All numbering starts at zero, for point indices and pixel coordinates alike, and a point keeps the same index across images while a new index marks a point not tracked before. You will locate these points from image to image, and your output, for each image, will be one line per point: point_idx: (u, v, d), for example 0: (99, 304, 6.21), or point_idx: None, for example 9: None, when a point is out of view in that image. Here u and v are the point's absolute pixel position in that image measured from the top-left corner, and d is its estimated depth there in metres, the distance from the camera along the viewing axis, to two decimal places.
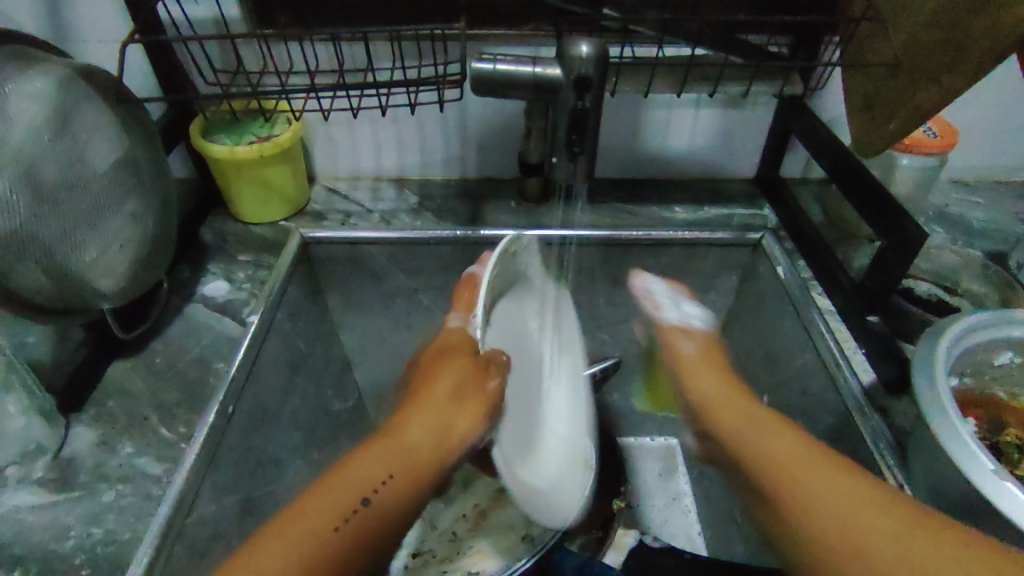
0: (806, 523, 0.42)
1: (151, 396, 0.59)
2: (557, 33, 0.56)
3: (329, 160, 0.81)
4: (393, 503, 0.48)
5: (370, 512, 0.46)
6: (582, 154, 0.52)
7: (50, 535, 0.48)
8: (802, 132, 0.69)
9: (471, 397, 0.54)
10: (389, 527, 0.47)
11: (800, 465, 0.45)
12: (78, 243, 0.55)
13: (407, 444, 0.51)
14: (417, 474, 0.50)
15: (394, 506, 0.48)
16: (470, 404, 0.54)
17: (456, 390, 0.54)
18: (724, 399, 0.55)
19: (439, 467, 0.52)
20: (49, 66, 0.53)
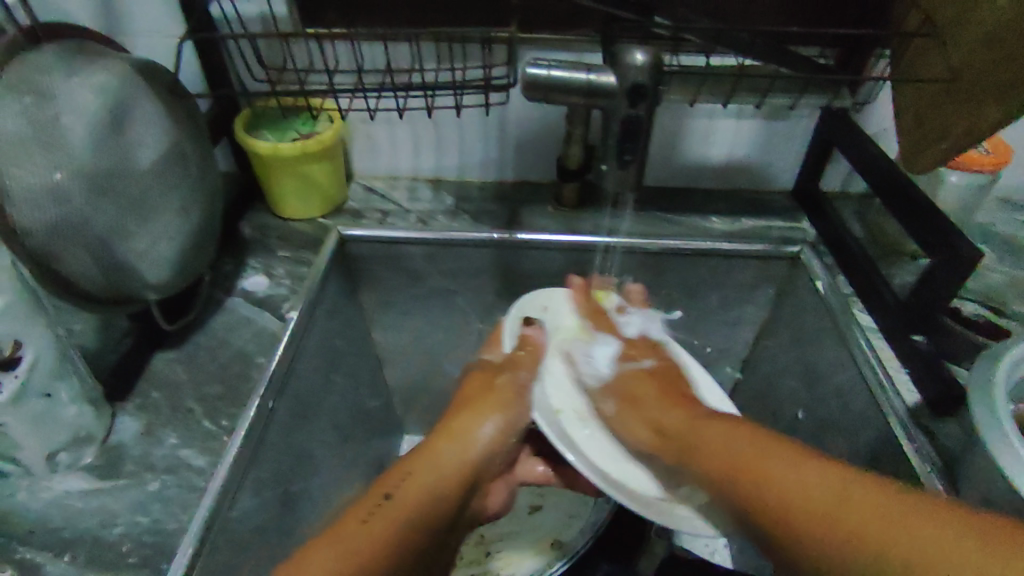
0: (771, 497, 0.39)
1: (193, 387, 0.60)
2: (608, 41, 0.56)
3: (368, 158, 0.82)
4: (417, 495, 0.47)
5: (398, 499, 0.46)
6: (634, 162, 0.53)
7: (98, 521, 0.49)
8: (846, 146, 0.69)
9: (482, 398, 0.55)
10: (422, 515, 0.46)
11: (771, 450, 0.42)
12: (131, 235, 0.55)
13: (431, 456, 0.50)
14: (441, 468, 0.49)
15: (421, 500, 0.46)
16: (487, 401, 0.55)
17: (476, 394, 0.56)
18: (622, 396, 0.53)
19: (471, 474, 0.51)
20: (110, 61, 0.54)
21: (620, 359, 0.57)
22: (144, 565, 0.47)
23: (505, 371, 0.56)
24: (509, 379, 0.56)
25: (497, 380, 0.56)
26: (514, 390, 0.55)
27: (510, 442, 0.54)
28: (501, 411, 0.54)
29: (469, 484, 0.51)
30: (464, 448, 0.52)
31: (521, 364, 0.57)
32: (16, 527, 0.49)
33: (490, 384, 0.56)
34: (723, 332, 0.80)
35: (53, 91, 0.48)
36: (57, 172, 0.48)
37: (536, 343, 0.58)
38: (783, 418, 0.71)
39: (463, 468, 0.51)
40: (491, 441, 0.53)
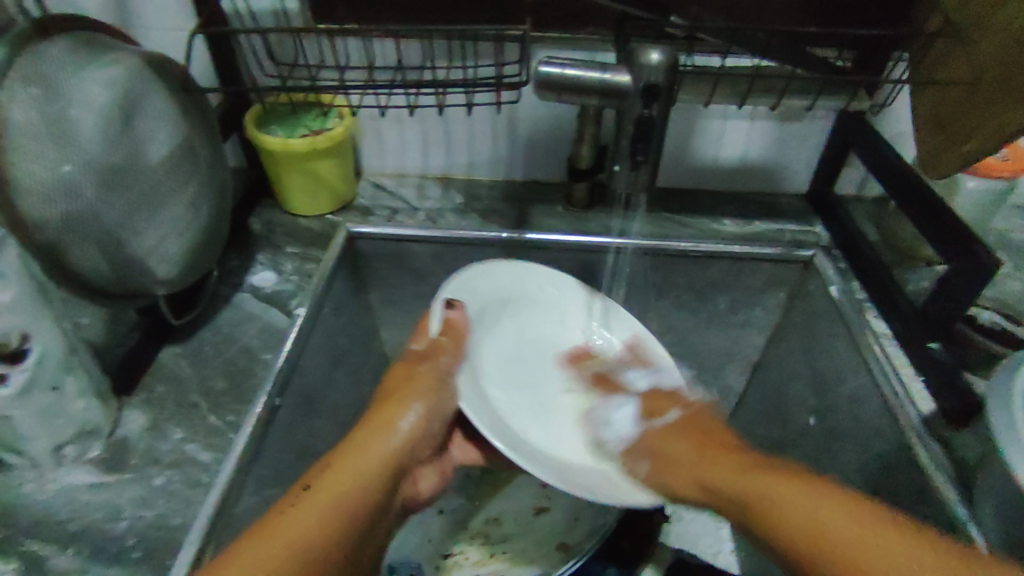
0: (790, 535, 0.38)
1: (200, 382, 0.60)
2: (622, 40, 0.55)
3: (377, 155, 0.82)
4: (341, 489, 0.44)
5: (320, 496, 0.43)
6: (645, 163, 0.53)
7: (103, 515, 0.49)
8: (863, 149, 0.67)
9: (398, 391, 0.52)
10: (348, 506, 0.43)
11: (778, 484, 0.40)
12: (141, 229, 0.55)
13: (343, 456, 0.46)
14: (361, 463, 0.46)
15: (345, 495, 0.43)
16: (402, 393, 0.52)
17: (395, 385, 0.53)
18: (658, 457, 0.51)
19: (385, 465, 0.47)
20: (122, 54, 0.54)
21: (641, 416, 0.57)
22: (148, 561, 0.46)
23: (425, 360, 0.54)
24: (433, 368, 0.54)
25: (419, 368, 0.54)
26: (433, 380, 0.53)
27: (432, 429, 0.52)
28: (426, 405, 0.51)
29: (392, 479, 0.47)
30: (382, 439, 0.49)
31: (446, 352, 0.55)
32: (22, 519, 0.49)
33: (410, 373, 0.54)
34: (733, 336, 0.79)
35: (65, 82, 0.48)
36: (67, 165, 0.48)
37: (459, 327, 0.56)
38: (793, 425, 0.70)
39: (383, 462, 0.47)
40: (413, 432, 0.50)
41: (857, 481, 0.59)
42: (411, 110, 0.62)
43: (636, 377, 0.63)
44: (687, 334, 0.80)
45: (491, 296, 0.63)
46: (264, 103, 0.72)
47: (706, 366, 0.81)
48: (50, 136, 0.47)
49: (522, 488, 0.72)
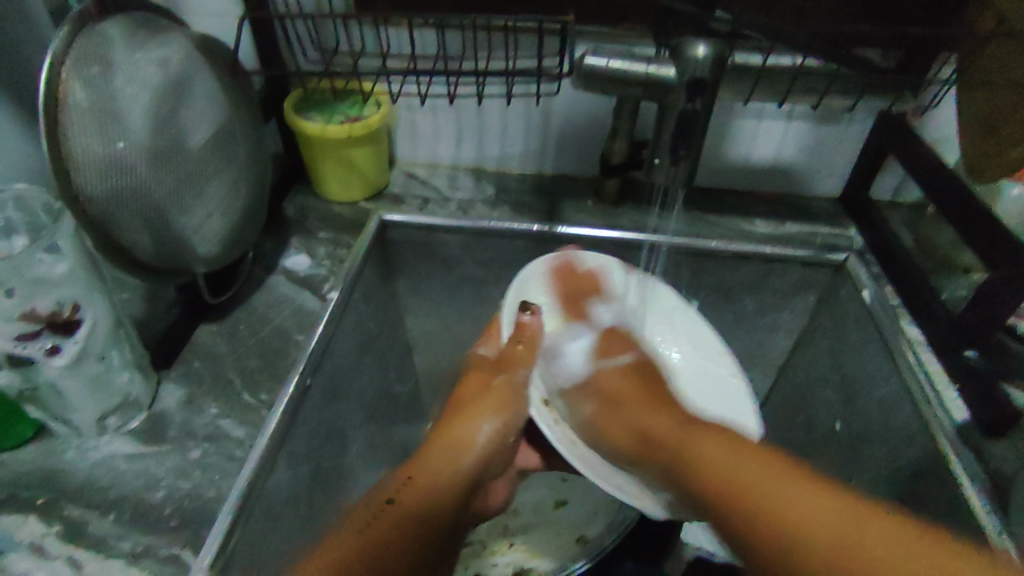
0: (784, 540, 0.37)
1: (234, 360, 0.61)
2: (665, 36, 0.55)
3: (410, 145, 0.82)
4: (417, 506, 0.47)
5: (401, 509, 0.46)
6: (686, 157, 0.54)
7: (140, 484, 0.50)
8: (900, 151, 0.67)
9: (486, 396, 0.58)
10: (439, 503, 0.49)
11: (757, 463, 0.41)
12: (187, 207, 0.57)
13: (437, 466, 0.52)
14: (441, 483, 0.50)
15: (420, 510, 0.47)
16: (484, 402, 0.57)
17: (476, 392, 0.58)
18: (686, 453, 0.45)
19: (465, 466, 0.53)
20: (173, 36, 0.55)
21: (596, 353, 0.63)
22: (183, 530, 0.47)
23: (501, 368, 0.59)
24: (506, 378, 0.59)
25: (493, 381, 0.59)
26: (507, 391, 0.58)
27: (505, 442, 0.57)
28: (499, 412, 0.57)
29: (470, 489, 0.53)
30: (457, 454, 0.54)
31: (514, 361, 0.59)
32: (64, 483, 0.50)
33: (486, 383, 0.59)
34: (760, 338, 0.78)
35: (121, 63, 0.49)
36: (120, 143, 0.49)
37: (532, 331, 0.60)
38: (819, 429, 0.69)
39: (459, 481, 0.52)
40: (491, 442, 0.56)
41: (885, 487, 0.58)
42: (450, 99, 0.63)
43: (602, 311, 0.66)
44: (714, 334, 0.80)
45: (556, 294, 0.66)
46: (303, 89, 0.73)
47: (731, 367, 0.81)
48: (104, 113, 0.48)
49: (545, 483, 0.72)
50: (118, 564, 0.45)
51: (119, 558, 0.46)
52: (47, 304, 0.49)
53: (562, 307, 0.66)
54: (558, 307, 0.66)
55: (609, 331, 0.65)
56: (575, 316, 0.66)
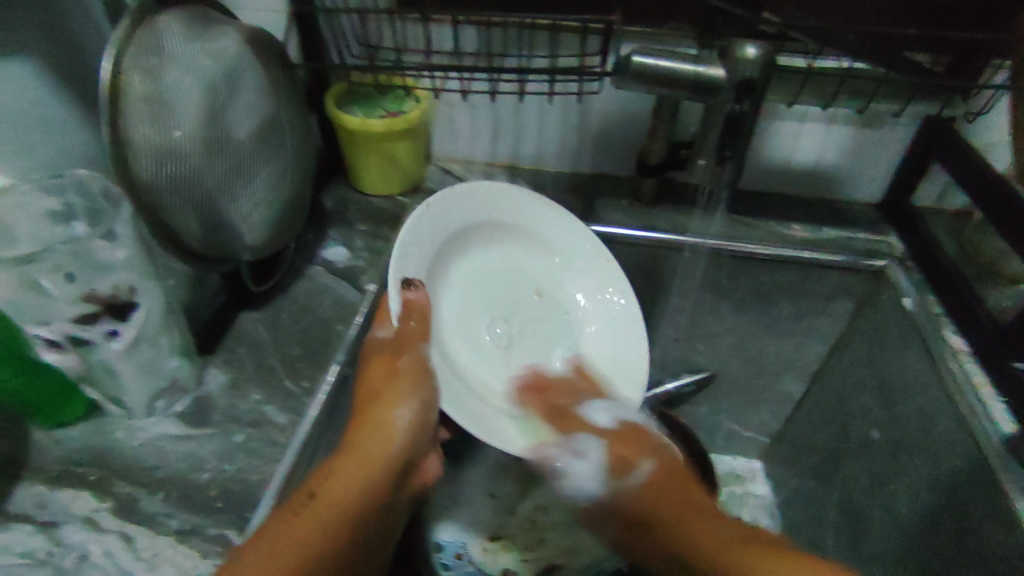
0: None
1: (277, 347, 0.62)
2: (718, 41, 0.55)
3: (447, 141, 0.83)
4: (341, 496, 0.42)
5: (312, 516, 0.40)
6: (732, 158, 0.57)
7: (188, 465, 0.52)
8: (948, 158, 0.65)
9: (393, 388, 0.47)
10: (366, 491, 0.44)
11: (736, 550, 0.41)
12: (235, 195, 0.58)
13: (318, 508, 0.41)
14: (365, 476, 0.44)
15: (342, 506, 0.41)
16: (392, 388, 0.47)
17: (378, 385, 0.48)
18: (625, 518, 0.48)
19: (386, 457, 0.46)
20: (226, 29, 0.56)
21: (607, 470, 0.49)
22: (229, 511, 0.49)
23: (401, 351, 0.49)
24: (415, 360, 0.49)
25: (400, 364, 0.48)
26: (412, 365, 0.49)
27: (427, 422, 0.49)
28: (412, 392, 0.48)
29: (398, 472, 0.46)
30: (381, 442, 0.46)
31: (414, 340, 0.49)
32: (115, 461, 0.52)
33: (391, 369, 0.48)
34: (794, 344, 0.77)
35: (181, 55, 0.50)
36: (178, 131, 0.50)
37: (421, 306, 0.49)
38: (856, 436, 0.69)
39: (381, 467, 0.45)
40: (412, 427, 0.47)
41: (924, 497, 0.58)
42: (492, 95, 0.63)
43: (597, 412, 0.54)
44: (748, 337, 0.79)
45: (459, 223, 0.59)
46: (345, 84, 0.74)
47: (763, 371, 0.80)
48: (163, 104, 0.49)
49: None
50: (167, 541, 0.47)
51: (168, 535, 0.47)
52: (105, 288, 0.49)
53: (548, 420, 0.55)
54: (484, 229, 0.62)
55: (621, 434, 0.52)
56: (561, 431, 0.53)
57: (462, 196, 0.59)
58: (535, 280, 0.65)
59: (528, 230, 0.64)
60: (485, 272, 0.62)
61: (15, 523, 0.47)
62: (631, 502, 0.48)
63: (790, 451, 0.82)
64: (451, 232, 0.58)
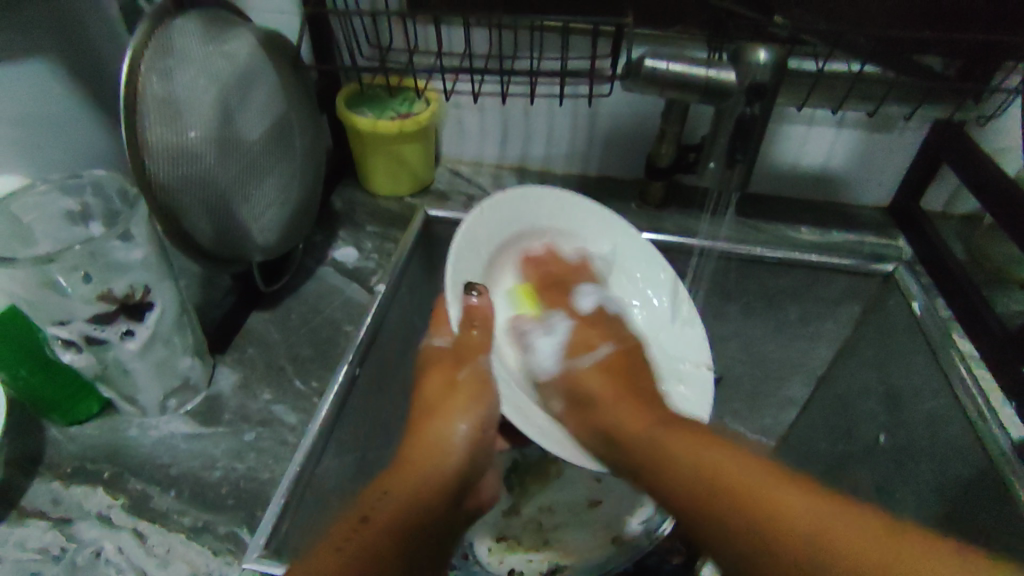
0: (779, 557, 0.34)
1: (286, 347, 0.63)
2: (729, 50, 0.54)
3: (455, 143, 0.83)
4: (399, 510, 0.41)
5: (377, 519, 0.40)
6: (742, 161, 0.56)
7: (199, 463, 0.52)
8: (957, 162, 0.65)
9: (454, 398, 0.48)
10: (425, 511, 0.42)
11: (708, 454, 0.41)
12: (247, 196, 0.58)
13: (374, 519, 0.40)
14: (430, 485, 0.43)
15: (405, 516, 0.41)
16: (452, 399, 0.48)
17: (435, 396, 0.49)
18: (573, 398, 0.52)
19: (447, 471, 0.44)
20: (240, 31, 0.57)
21: (567, 351, 0.56)
22: (240, 509, 0.49)
23: (460, 361, 0.50)
24: (473, 371, 0.50)
25: (458, 376, 0.49)
26: (469, 375, 0.49)
27: (489, 435, 0.48)
28: (470, 404, 0.47)
29: (460, 488, 0.44)
30: (439, 453, 0.45)
31: (473, 350, 0.50)
32: (127, 458, 0.53)
33: (450, 380, 0.49)
34: (801, 348, 0.77)
35: (197, 57, 0.51)
36: (192, 133, 0.50)
37: (483, 313, 0.51)
38: (862, 441, 0.69)
39: (441, 478, 0.44)
40: (472, 439, 0.46)
41: (931, 502, 0.58)
42: (502, 98, 0.63)
43: (585, 296, 0.61)
44: (755, 341, 0.79)
45: (501, 233, 0.61)
46: (355, 85, 0.74)
47: (770, 375, 0.80)
48: (177, 105, 0.49)
49: (581, 476, 0.68)
50: (179, 538, 0.47)
51: (180, 532, 0.48)
52: (121, 287, 0.50)
53: (537, 292, 0.61)
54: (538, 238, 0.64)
55: (592, 318, 0.59)
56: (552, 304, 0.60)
57: (493, 223, 0.59)
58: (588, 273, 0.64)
59: (563, 232, 0.65)
60: (533, 282, 0.63)
61: (29, 519, 0.48)
62: (587, 395, 0.51)
63: (796, 456, 0.82)
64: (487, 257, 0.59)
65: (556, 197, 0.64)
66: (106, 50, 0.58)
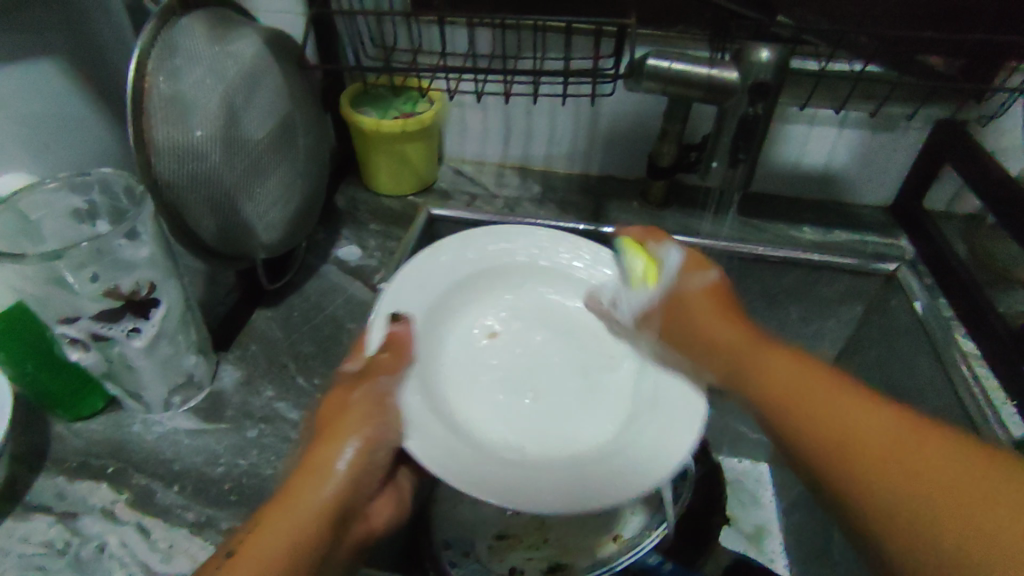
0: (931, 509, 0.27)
1: (289, 345, 0.63)
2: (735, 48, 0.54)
3: (458, 142, 0.84)
4: (264, 558, 0.35)
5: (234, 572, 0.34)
6: (744, 159, 0.58)
7: (202, 459, 0.53)
8: (960, 161, 0.65)
9: (344, 422, 0.42)
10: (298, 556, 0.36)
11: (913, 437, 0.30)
12: (252, 194, 0.59)
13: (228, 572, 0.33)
14: (303, 524, 0.37)
15: (272, 564, 0.34)
16: (337, 425, 0.42)
17: (326, 421, 0.43)
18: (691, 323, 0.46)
19: (320, 509, 0.38)
20: (246, 31, 0.57)
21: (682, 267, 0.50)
22: (243, 505, 0.50)
23: (358, 385, 0.44)
24: (367, 392, 0.43)
25: (351, 397, 0.43)
26: (360, 397, 0.43)
27: (377, 461, 0.42)
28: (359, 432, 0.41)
29: (336, 524, 0.39)
30: (314, 488, 0.39)
31: (379, 373, 0.44)
32: (131, 454, 0.53)
33: (342, 403, 0.44)
34: (803, 347, 0.77)
35: (203, 56, 0.51)
36: (198, 131, 0.51)
37: (402, 339, 0.45)
38: None
39: (321, 512, 0.38)
40: (355, 467, 0.41)
41: None
42: (505, 97, 0.64)
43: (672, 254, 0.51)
44: None
45: (443, 272, 0.54)
46: (358, 85, 0.75)
47: None
48: (181, 105, 0.49)
49: None
50: (182, 533, 0.48)
51: (183, 528, 0.48)
52: (127, 284, 0.50)
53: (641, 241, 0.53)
54: (493, 274, 0.56)
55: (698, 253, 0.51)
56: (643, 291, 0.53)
57: (445, 255, 0.54)
58: (552, 312, 0.56)
59: (528, 270, 0.57)
60: (491, 325, 0.55)
61: (34, 514, 0.48)
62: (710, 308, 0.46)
63: None
64: (440, 295, 0.53)
65: (515, 229, 0.58)
66: (114, 50, 0.58)
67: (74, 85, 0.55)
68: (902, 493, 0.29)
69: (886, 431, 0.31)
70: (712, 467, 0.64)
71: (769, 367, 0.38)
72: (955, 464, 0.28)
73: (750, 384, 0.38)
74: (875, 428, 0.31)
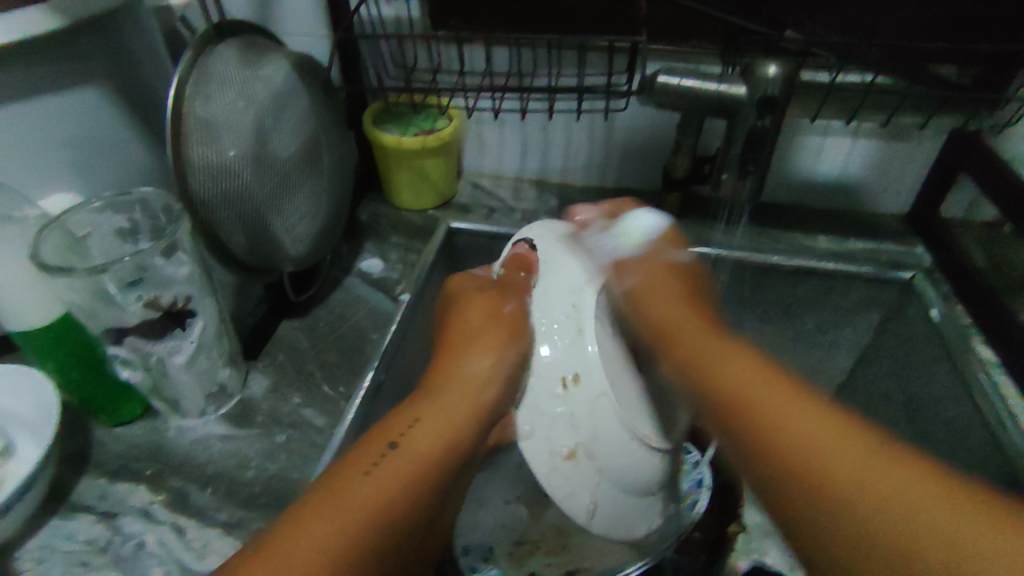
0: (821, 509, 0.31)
1: (315, 353, 0.66)
2: (745, 67, 0.55)
3: (476, 157, 0.86)
4: (431, 445, 0.42)
5: (413, 451, 0.40)
6: (754, 172, 0.59)
7: (234, 463, 0.55)
8: (976, 170, 0.66)
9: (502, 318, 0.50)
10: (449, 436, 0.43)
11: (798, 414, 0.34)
12: (281, 211, 0.62)
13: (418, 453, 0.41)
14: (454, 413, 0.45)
15: (435, 445, 0.42)
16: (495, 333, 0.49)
17: (478, 322, 0.51)
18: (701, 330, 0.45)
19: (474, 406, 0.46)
20: (277, 56, 0.61)
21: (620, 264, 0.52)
22: (273, 505, 0.52)
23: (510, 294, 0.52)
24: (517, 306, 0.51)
25: (504, 308, 0.51)
26: (483, 319, 0.51)
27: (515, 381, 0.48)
28: (497, 347, 0.48)
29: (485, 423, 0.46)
30: (472, 390, 0.46)
31: (517, 289, 0.52)
32: (167, 458, 0.56)
33: (497, 309, 0.51)
34: (821, 356, 0.78)
35: (238, 81, 0.55)
36: (232, 151, 0.54)
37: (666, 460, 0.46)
38: None
39: (474, 409, 0.45)
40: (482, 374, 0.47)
41: None
42: (522, 112, 0.66)
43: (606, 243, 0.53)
44: (773, 349, 0.79)
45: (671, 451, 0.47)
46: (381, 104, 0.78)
47: None
48: (213, 127, 0.52)
49: None
50: (215, 533, 0.50)
51: (216, 528, 0.50)
52: (166, 298, 0.53)
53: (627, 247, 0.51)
54: None
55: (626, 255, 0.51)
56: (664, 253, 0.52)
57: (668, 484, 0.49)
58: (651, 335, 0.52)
59: None
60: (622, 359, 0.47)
61: (78, 513, 0.51)
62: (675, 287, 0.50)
63: None
64: (578, 468, 0.43)
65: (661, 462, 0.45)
66: (150, 74, 0.62)
67: (117, 110, 0.59)
68: (835, 504, 0.30)
69: (818, 424, 0.34)
70: (727, 477, 0.64)
71: (780, 414, 0.35)
72: (942, 512, 0.28)
73: (729, 398, 0.38)
74: (915, 498, 0.29)
